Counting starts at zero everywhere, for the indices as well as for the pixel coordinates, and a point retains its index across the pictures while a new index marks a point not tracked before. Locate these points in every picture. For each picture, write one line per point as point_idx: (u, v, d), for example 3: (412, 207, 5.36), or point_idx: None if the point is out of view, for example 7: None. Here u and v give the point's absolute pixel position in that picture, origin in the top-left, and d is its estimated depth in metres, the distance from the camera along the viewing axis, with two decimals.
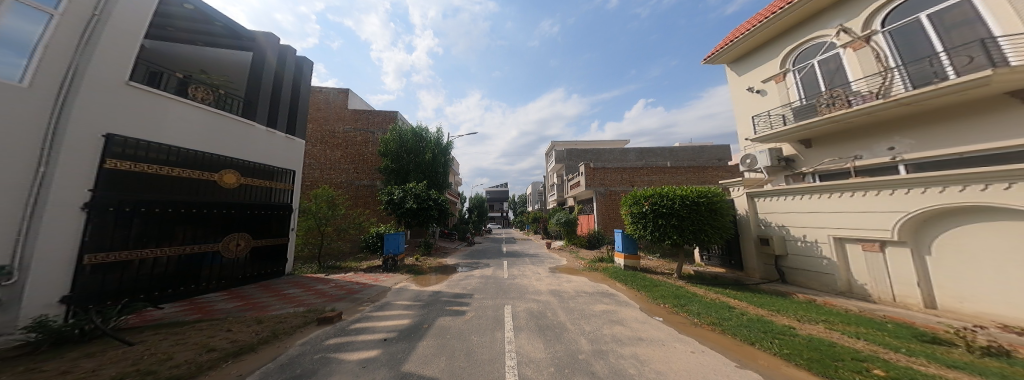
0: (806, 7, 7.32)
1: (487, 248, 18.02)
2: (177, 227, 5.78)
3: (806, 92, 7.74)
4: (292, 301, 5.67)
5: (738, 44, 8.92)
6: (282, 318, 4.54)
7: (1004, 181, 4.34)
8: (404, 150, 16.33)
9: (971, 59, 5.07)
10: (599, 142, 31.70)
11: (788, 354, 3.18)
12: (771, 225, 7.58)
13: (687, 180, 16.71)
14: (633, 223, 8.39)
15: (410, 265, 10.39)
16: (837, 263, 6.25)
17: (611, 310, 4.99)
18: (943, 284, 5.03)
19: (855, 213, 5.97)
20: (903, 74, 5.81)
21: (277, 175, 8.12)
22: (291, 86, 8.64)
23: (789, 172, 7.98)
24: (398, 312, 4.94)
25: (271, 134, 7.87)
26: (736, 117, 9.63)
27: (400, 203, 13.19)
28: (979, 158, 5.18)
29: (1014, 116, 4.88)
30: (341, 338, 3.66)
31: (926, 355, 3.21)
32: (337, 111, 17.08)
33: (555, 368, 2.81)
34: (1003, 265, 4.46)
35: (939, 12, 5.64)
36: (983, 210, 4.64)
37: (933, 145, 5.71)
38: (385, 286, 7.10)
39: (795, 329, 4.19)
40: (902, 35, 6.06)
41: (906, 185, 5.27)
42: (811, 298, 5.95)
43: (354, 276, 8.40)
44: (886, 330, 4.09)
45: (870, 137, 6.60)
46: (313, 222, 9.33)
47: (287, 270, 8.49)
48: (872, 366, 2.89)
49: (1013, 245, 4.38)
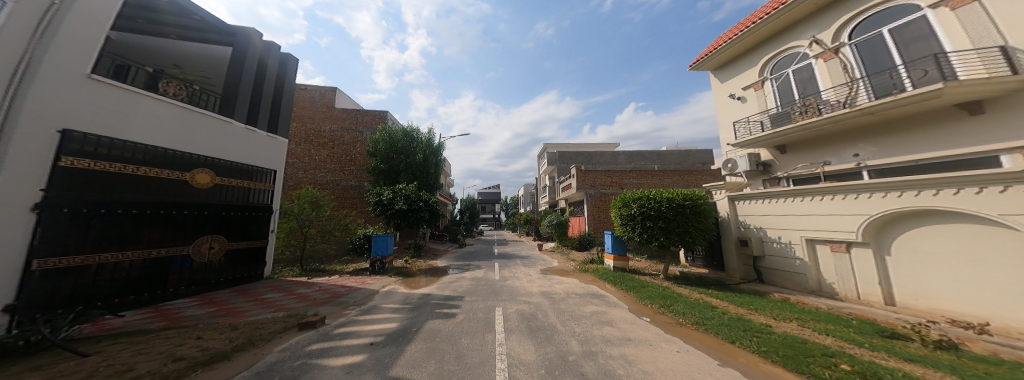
0: (782, 18, 7.67)
1: (479, 249, 17.86)
2: (142, 228, 5.46)
3: (782, 100, 8.08)
4: (271, 306, 5.46)
5: (721, 52, 9.24)
6: (259, 324, 4.35)
7: (953, 187, 4.69)
8: (394, 150, 16.04)
9: (926, 73, 5.45)
10: (590, 146, 32.21)
11: (765, 352, 3.29)
12: (750, 227, 7.85)
13: (674, 183, 17.14)
14: (622, 225, 8.53)
15: (399, 267, 10.19)
16: (809, 263, 6.56)
17: (601, 311, 5.05)
18: (901, 282, 5.37)
19: (825, 216, 6.26)
20: (867, 85, 6.18)
21: (256, 175, 7.81)
22: (274, 83, 8.40)
23: (766, 176, 8.29)
24: (385, 315, 4.82)
25: (250, 132, 7.59)
26: (719, 123, 9.96)
27: (388, 204, 12.94)
28: (934, 165, 5.52)
29: (965, 127, 5.25)
30: (325, 343, 3.54)
31: (886, 349, 3.41)
32: (324, 110, 16.64)
33: (545, 370, 2.81)
34: (954, 265, 4.79)
35: (899, 28, 6.03)
36: (932, 214, 5.00)
37: (893, 152, 6.07)
38: (372, 289, 6.92)
39: (772, 327, 4.34)
40: (867, 48, 6.45)
41: (868, 189, 5.59)
42: (786, 297, 6.22)
43: (340, 279, 8.17)
44: (851, 327, 4.32)
45: (839, 144, 6.94)
46: (295, 224, 9.01)
47: (266, 273, 8.16)
48: (840, 361, 3.03)
49: (959, 245, 4.76)
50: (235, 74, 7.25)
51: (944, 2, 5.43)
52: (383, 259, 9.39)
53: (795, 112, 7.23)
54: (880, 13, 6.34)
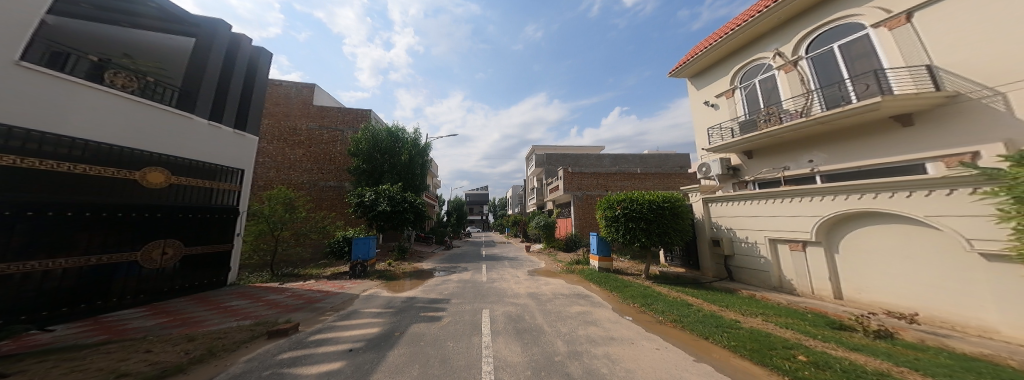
0: (749, 32, 8.14)
1: (466, 251, 17.64)
2: (80, 232, 4.98)
3: (749, 108, 8.57)
4: (235, 314, 5.14)
5: (696, 61, 9.68)
6: (221, 333, 4.09)
7: (890, 191, 5.16)
8: (377, 150, 15.59)
9: (867, 87, 5.99)
10: (576, 149, 32.74)
11: (735, 346, 3.47)
12: (722, 228, 8.24)
13: (655, 186, 17.72)
14: (606, 226, 8.73)
15: (382, 270, 9.89)
16: (771, 261, 6.98)
17: (586, 311, 5.13)
18: (847, 277, 5.86)
19: (786, 217, 6.69)
20: (820, 96, 6.69)
21: (220, 175, 7.34)
22: (243, 77, 7.94)
23: (735, 180, 8.69)
24: (366, 320, 4.66)
25: (215, 128, 7.13)
26: (695, 128, 10.40)
27: (371, 205, 12.54)
28: (875, 170, 6.05)
29: (900, 138, 5.74)
30: (298, 352, 3.37)
31: (835, 340, 3.70)
32: (301, 108, 15.94)
33: (531, 371, 2.82)
34: (890, 261, 5.30)
35: (847, 44, 6.57)
36: (875, 215, 5.48)
37: (841, 159, 6.55)
38: (352, 294, 6.68)
39: (741, 322, 4.58)
40: (822, 62, 6.98)
41: (821, 193, 6.04)
42: (752, 294, 6.58)
43: (316, 284, 7.83)
44: (806, 320, 4.65)
45: (796, 151, 7.40)
46: (265, 226, 8.54)
47: (230, 279, 7.68)
48: (797, 353, 3.25)
49: (893, 243, 5.25)
50: (198, 67, 6.84)
51: (883, 22, 5.95)
52: (365, 262, 9.08)
53: (760, 120, 7.70)
54: (832, 30, 6.87)
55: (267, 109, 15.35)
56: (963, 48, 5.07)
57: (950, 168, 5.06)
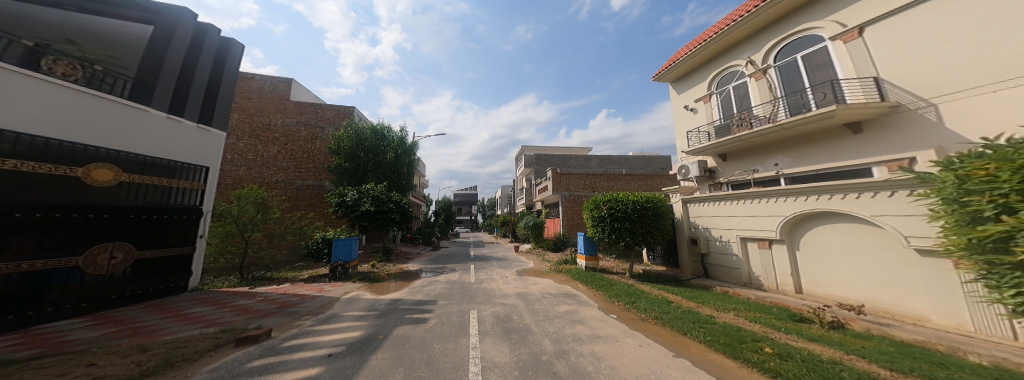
0: (725, 40, 8.49)
1: (454, 252, 17.50)
2: (12, 235, 4.50)
3: (724, 113, 8.95)
4: (198, 321, 4.85)
5: (677, 66, 9.98)
6: (178, 342, 3.83)
7: (844, 192, 5.56)
8: (361, 148, 15.15)
9: (825, 96, 6.44)
10: (564, 150, 33.14)
11: (710, 341, 3.62)
12: (699, 227, 8.57)
13: (639, 187, 18.20)
14: (593, 225, 8.89)
15: (364, 272, 9.62)
16: (742, 259, 7.34)
17: (573, 310, 5.20)
18: (806, 273, 6.29)
19: (755, 217, 7.05)
20: (785, 104, 7.11)
21: (180, 172, 6.87)
22: (209, 69, 7.47)
23: (710, 182, 9.01)
24: (347, 324, 4.51)
25: (175, 122, 6.65)
26: (676, 131, 10.73)
27: (353, 205, 12.16)
28: (830, 174, 6.48)
29: (851, 144, 6.17)
30: (270, 359, 3.21)
31: (796, 332, 3.99)
32: (277, 103, 15.23)
33: (519, 371, 2.83)
34: (841, 257, 5.74)
35: (809, 55, 7.01)
36: (830, 214, 5.88)
37: (802, 163, 6.96)
38: (332, 297, 6.47)
39: (715, 318, 4.78)
40: (787, 71, 7.42)
41: (785, 194, 6.42)
42: (725, 290, 6.89)
43: (292, 287, 7.49)
44: (771, 313, 4.95)
45: (763, 154, 7.80)
46: (234, 227, 8.13)
47: (192, 284, 7.22)
48: (764, 345, 3.44)
49: (843, 240, 5.69)
50: (157, 57, 6.42)
51: (839, 36, 6.39)
52: (346, 263, 8.79)
53: (734, 125, 8.07)
54: (795, 41, 7.30)
55: (237, 104, 14.46)
56: (909, 62, 5.52)
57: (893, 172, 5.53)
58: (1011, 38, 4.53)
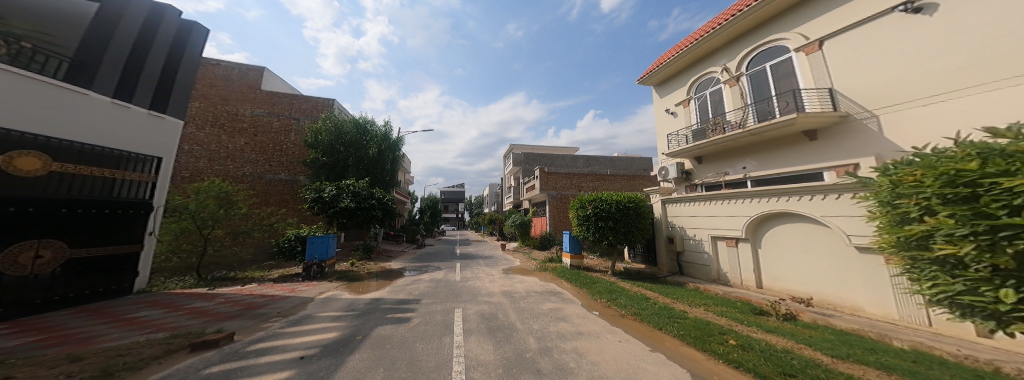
0: (704, 46, 8.81)
1: (439, 250, 17.27)
2: None
3: (701, 117, 9.31)
4: (143, 327, 4.46)
5: (660, 70, 10.27)
6: (120, 350, 3.49)
7: (803, 194, 5.96)
8: (341, 142, 14.61)
9: (788, 104, 6.86)
10: (551, 149, 33.54)
11: (682, 335, 3.78)
12: (675, 226, 8.91)
13: (623, 187, 18.70)
14: (578, 224, 9.03)
15: (342, 271, 9.31)
16: (712, 256, 7.72)
17: (557, 308, 5.27)
18: (766, 268, 6.73)
19: (725, 217, 7.43)
20: (754, 111, 7.51)
21: (126, 163, 6.28)
22: (162, 52, 6.94)
23: (687, 183, 9.32)
24: (322, 325, 4.36)
25: (119, 106, 6.07)
26: (658, 134, 11.04)
27: (331, 201, 11.74)
28: (790, 177, 6.91)
29: (809, 150, 6.58)
30: (233, 364, 3.05)
31: (756, 324, 4.28)
32: (245, 92, 14.35)
33: (503, 369, 2.83)
34: (795, 253, 6.17)
35: (777, 65, 7.44)
36: (789, 214, 6.28)
37: (767, 167, 7.34)
38: (304, 297, 6.24)
39: (686, 312, 5.01)
40: (757, 79, 7.83)
41: (753, 195, 6.82)
42: (697, 286, 7.23)
43: (260, 288, 7.10)
44: (734, 307, 5.26)
45: (733, 157, 8.17)
46: (191, 224, 7.55)
47: (139, 286, 6.64)
48: (729, 337, 3.65)
49: (799, 237, 6.13)
50: (99, 40, 5.93)
51: (802, 48, 6.85)
52: (322, 262, 8.45)
53: (708, 129, 8.42)
54: (766, 50, 7.68)
55: (196, 90, 13.33)
56: (861, 75, 5.94)
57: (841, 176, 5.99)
58: (944, 54, 4.94)
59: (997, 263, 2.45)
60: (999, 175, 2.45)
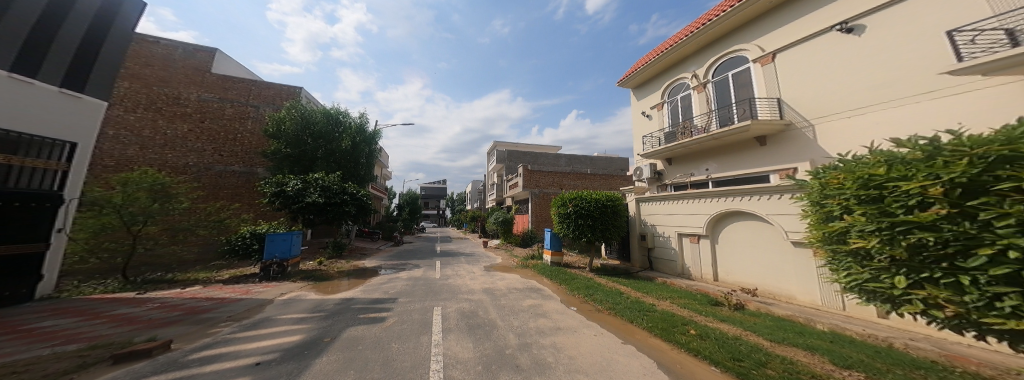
0: (678, 53, 9.19)
1: (418, 247, 16.87)
2: None
3: (672, 121, 9.75)
4: (50, 338, 3.87)
5: (638, 74, 10.60)
6: (23, 364, 3.01)
7: (755, 195, 6.46)
8: (308, 133, 13.84)
9: (744, 111, 7.37)
10: (535, 148, 33.77)
11: (651, 327, 3.99)
12: (647, 224, 9.31)
13: (602, 186, 19.24)
14: (559, 222, 9.19)
15: (307, 271, 8.85)
16: (678, 252, 8.18)
17: (537, 304, 5.35)
18: (720, 263, 7.24)
19: (690, 215, 7.88)
20: (716, 116, 7.99)
21: (30, 148, 5.52)
22: (75, 26, 6.25)
23: (658, 183, 9.75)
24: (284, 328, 4.13)
25: (24, 83, 5.33)
26: (634, 135, 11.44)
27: (297, 197, 11.12)
28: (744, 178, 7.49)
29: (760, 155, 7.14)
30: (179, 372, 2.81)
31: (714, 315, 4.60)
32: (190, 75, 13.05)
33: (482, 366, 2.83)
34: (745, 248, 6.70)
35: (738, 74, 7.94)
36: (741, 212, 6.78)
37: (726, 169, 7.86)
38: (263, 298, 5.90)
39: (655, 305, 5.28)
40: (720, 87, 8.32)
41: (713, 195, 7.28)
42: (664, 280, 7.64)
43: (205, 291, 6.57)
44: (694, 299, 5.62)
45: (697, 160, 8.67)
46: (116, 220, 6.51)
47: (43, 291, 5.87)
48: (690, 328, 3.90)
49: (748, 234, 6.66)
50: None
51: (758, 59, 7.40)
52: (283, 261, 8.04)
53: (678, 133, 8.86)
54: (728, 60, 8.17)
55: (125, 69, 11.65)
56: (804, 88, 6.55)
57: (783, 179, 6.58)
58: (871, 72, 5.54)
59: (895, 255, 2.64)
60: (901, 179, 2.64)
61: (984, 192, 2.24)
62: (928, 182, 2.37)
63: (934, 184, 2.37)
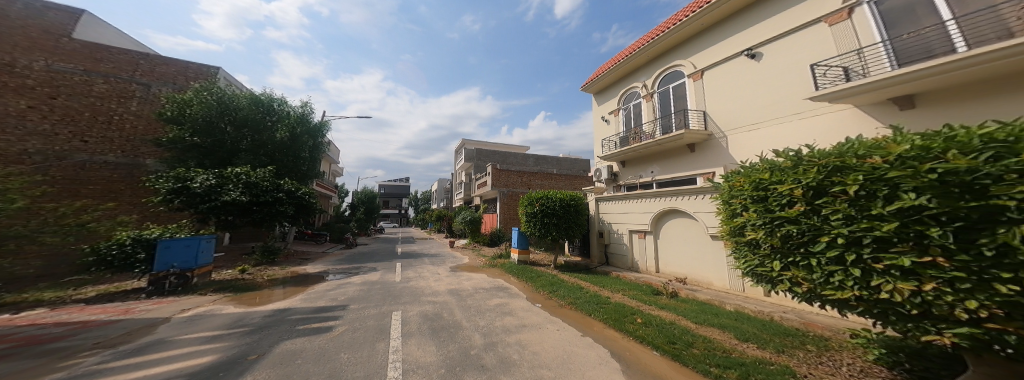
0: (631, 63, 9.84)
1: (375, 249, 15.84)
2: None
3: (627, 126, 10.43)
4: None
5: (598, 81, 11.17)
6: None
7: (687, 194, 7.19)
8: (232, 120, 11.99)
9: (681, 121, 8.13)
10: (504, 147, 33.87)
11: (605, 319, 4.24)
12: (604, 222, 9.87)
13: (566, 186, 19.93)
14: (526, 220, 9.34)
15: (228, 281, 7.83)
16: (629, 247, 8.82)
17: (504, 303, 5.36)
18: (660, 256, 7.93)
19: (638, 213, 8.54)
20: (659, 124, 8.69)
21: None
22: None
23: (614, 183, 10.35)
24: (196, 348, 3.61)
25: None
26: (596, 138, 12.03)
27: (208, 196, 9.31)
28: (680, 180, 8.25)
29: (692, 160, 7.95)
30: None
31: (655, 303, 5.05)
32: (33, 37, 9.95)
33: (444, 369, 2.77)
34: (679, 242, 7.41)
35: (677, 87, 8.74)
36: (677, 210, 7.51)
37: (667, 171, 8.61)
38: (159, 316, 5.11)
39: (609, 298, 5.63)
40: (663, 97, 9.07)
41: (656, 195, 7.97)
42: (617, 274, 8.18)
43: (67, 313, 5.35)
44: (640, 290, 6.11)
45: (644, 163, 9.39)
46: None
47: None
48: (637, 317, 4.24)
49: (682, 229, 7.40)
50: None
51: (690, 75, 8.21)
52: (184, 272, 6.95)
53: (631, 138, 9.53)
54: (670, 74, 8.92)
55: None
56: (722, 102, 7.42)
57: (706, 181, 7.46)
58: (769, 91, 6.47)
59: (773, 244, 3.11)
60: (778, 183, 3.13)
61: (826, 193, 2.72)
62: (793, 185, 2.88)
63: (797, 187, 2.86)
